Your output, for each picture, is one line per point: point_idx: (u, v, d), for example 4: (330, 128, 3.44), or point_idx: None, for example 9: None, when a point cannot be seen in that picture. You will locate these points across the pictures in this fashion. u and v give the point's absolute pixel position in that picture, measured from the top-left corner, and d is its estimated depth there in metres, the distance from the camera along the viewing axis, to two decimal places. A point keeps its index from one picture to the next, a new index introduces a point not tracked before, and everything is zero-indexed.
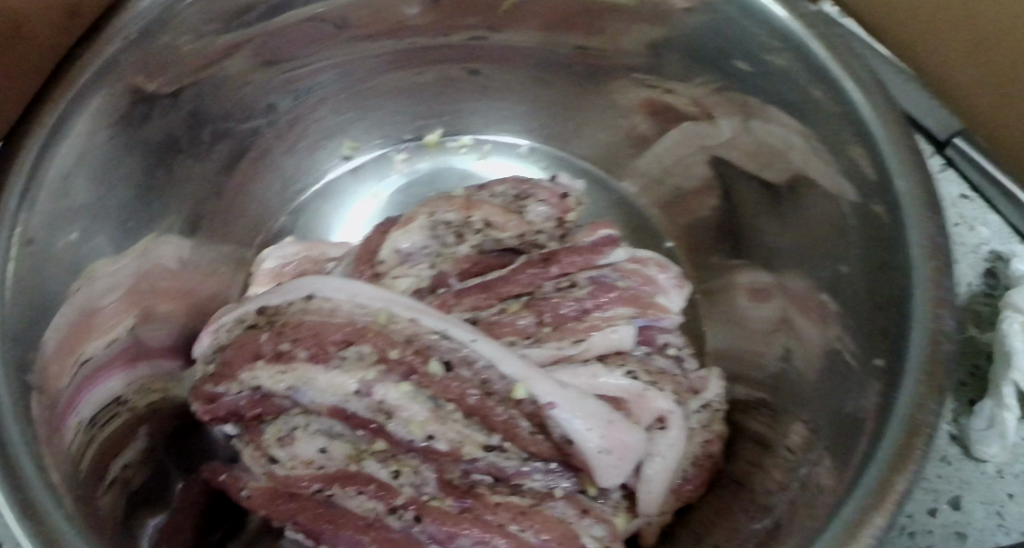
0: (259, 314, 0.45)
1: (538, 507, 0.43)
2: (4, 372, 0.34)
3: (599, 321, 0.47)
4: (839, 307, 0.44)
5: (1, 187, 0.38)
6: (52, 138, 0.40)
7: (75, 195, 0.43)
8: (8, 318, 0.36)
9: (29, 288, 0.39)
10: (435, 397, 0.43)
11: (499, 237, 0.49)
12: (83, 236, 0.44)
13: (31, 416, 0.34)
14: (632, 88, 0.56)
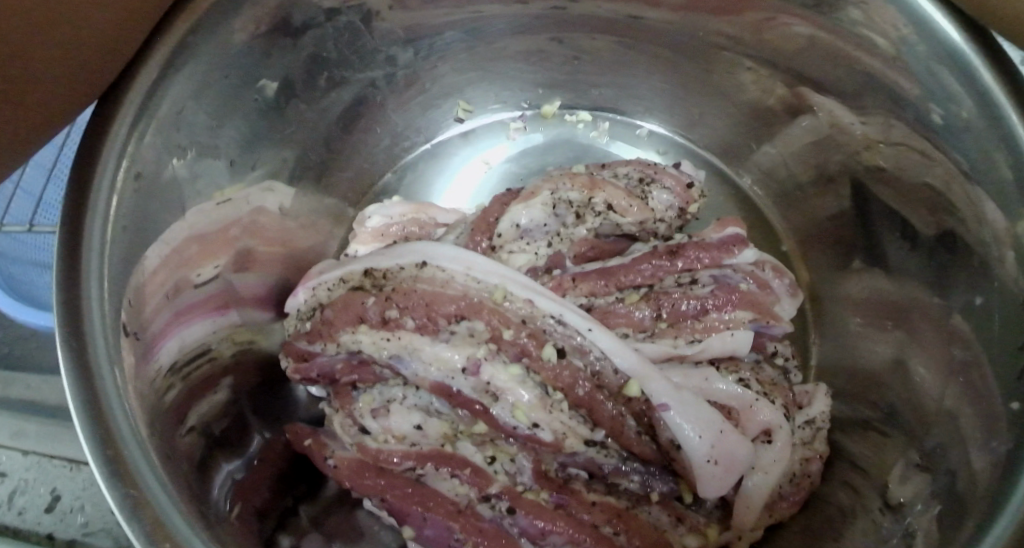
0: (365, 275, 0.43)
1: (633, 511, 0.41)
2: (102, 314, 0.33)
3: (718, 322, 0.43)
4: (966, 337, 0.40)
5: (112, 116, 0.36)
6: (168, 68, 0.38)
7: (187, 131, 0.41)
8: (109, 256, 0.34)
9: (134, 222, 0.37)
10: (544, 384, 0.39)
11: (619, 222, 0.45)
12: (194, 174, 0.42)
13: (122, 358, 0.33)
14: (773, 81, 0.51)
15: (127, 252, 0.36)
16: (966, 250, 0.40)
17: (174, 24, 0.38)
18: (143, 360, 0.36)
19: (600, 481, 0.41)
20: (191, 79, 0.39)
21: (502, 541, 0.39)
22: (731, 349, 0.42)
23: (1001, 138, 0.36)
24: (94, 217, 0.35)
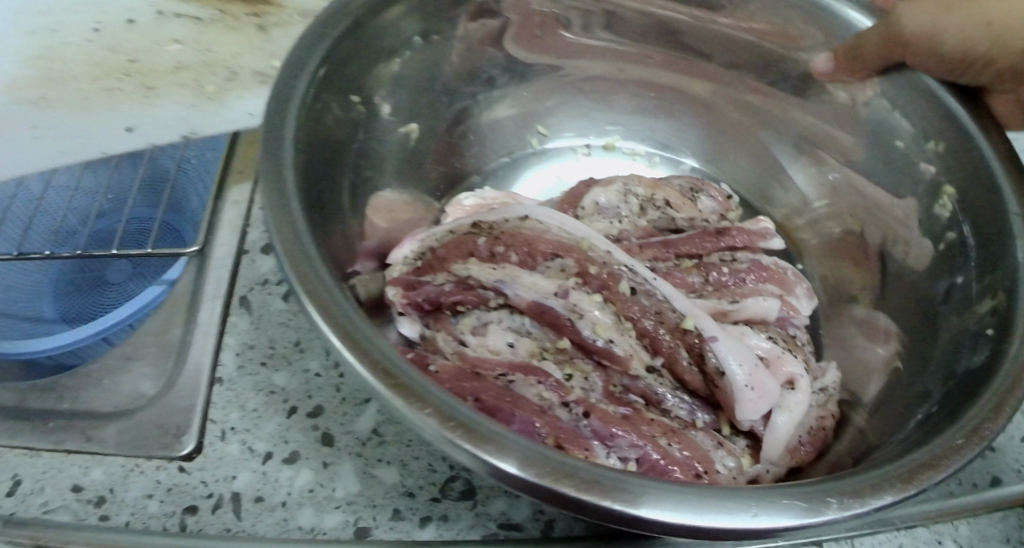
0: (474, 225, 0.54)
1: (684, 431, 0.47)
2: (298, 182, 0.44)
3: (753, 290, 0.55)
4: (943, 310, 0.51)
5: (313, 56, 0.50)
6: (350, 33, 0.53)
7: (352, 91, 0.54)
8: (297, 142, 0.46)
9: (312, 134, 0.48)
10: (617, 312, 0.50)
11: (673, 216, 0.58)
12: (357, 130, 0.55)
13: (311, 216, 0.44)
14: (781, 129, 0.67)
15: (312, 155, 0.48)
16: (951, 246, 0.52)
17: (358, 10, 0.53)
18: (325, 233, 0.46)
19: (655, 407, 0.49)
20: (358, 47, 0.54)
21: (578, 439, 0.45)
22: (763, 311, 0.53)
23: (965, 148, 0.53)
24: (301, 123, 0.47)
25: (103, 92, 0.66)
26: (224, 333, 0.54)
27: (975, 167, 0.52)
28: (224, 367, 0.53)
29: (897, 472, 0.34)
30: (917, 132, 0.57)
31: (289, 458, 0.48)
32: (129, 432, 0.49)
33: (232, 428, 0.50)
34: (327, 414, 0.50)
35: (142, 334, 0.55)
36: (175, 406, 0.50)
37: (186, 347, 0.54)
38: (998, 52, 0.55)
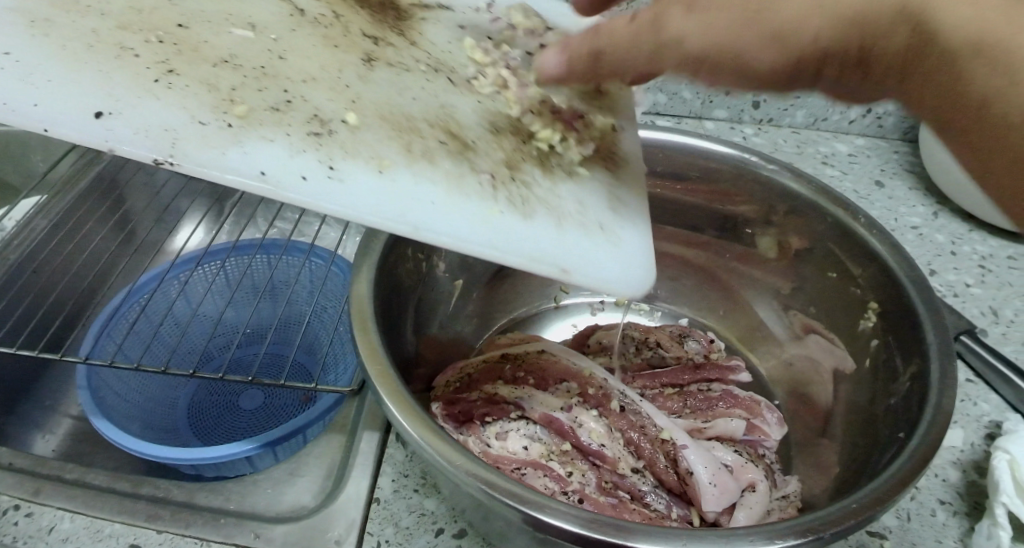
0: (501, 355, 0.70)
1: (662, 519, 0.60)
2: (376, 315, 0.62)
3: (725, 412, 0.68)
4: (893, 425, 0.65)
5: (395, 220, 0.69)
6: None
7: (424, 249, 0.75)
8: (377, 285, 0.64)
9: (391, 282, 0.68)
10: (609, 424, 0.65)
11: (665, 354, 0.73)
12: (425, 276, 0.75)
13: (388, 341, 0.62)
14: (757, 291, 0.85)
15: (388, 290, 0.67)
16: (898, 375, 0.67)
17: None
18: (395, 354, 0.64)
19: (639, 501, 0.61)
20: None
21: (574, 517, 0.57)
22: (730, 427, 0.66)
23: (899, 288, 0.70)
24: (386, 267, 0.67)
25: (196, 125, 0.54)
26: (382, 464, 0.71)
27: (913, 310, 0.68)
28: (382, 489, 0.69)
29: (801, 524, 0.51)
30: (869, 283, 0.74)
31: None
32: (293, 535, 0.66)
33: (386, 541, 0.65)
34: (470, 537, 0.65)
35: (267, 443, 0.74)
36: (332, 514, 0.68)
37: (347, 472, 0.71)
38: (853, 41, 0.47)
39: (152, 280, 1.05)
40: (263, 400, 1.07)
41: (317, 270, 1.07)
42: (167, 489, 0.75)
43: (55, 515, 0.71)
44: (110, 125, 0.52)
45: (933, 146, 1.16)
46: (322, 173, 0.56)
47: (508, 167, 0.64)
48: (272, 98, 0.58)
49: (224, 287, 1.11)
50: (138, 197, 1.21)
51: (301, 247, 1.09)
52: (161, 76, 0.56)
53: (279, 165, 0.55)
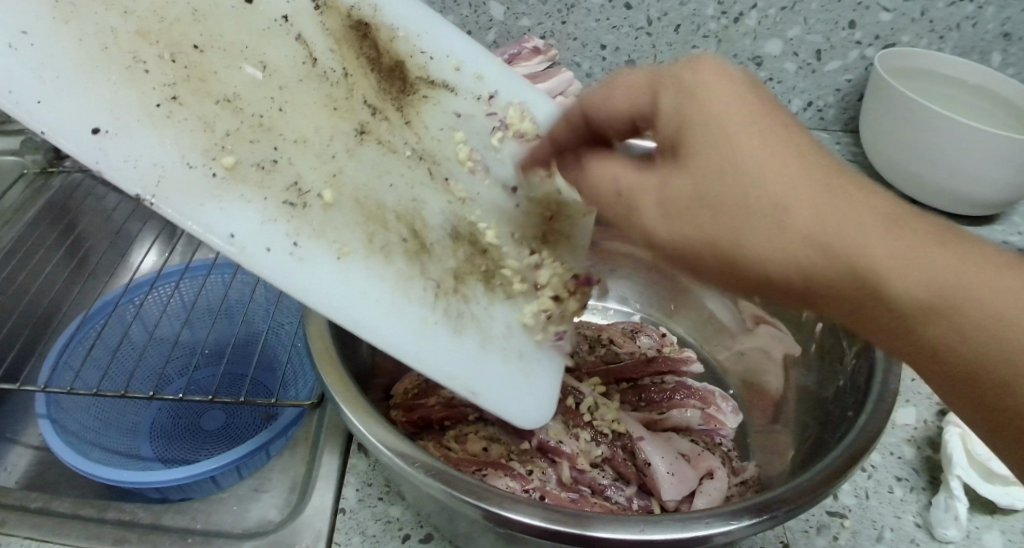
0: None
1: (622, 510, 0.62)
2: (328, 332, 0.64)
3: (680, 403, 0.71)
4: (840, 405, 0.68)
5: None
6: None
7: None
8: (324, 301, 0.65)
9: None
10: (567, 421, 0.68)
11: (618, 351, 0.76)
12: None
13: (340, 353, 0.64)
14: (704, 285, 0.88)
15: None
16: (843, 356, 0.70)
17: None
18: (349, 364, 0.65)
19: (599, 495, 0.63)
20: None
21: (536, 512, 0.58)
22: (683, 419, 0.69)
23: None
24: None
25: (184, 169, 0.54)
26: (345, 474, 0.72)
27: None
28: (347, 499, 0.69)
29: (756, 503, 0.54)
30: None
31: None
32: None
33: None
34: (436, 541, 0.66)
35: (229, 461, 0.74)
36: (299, 527, 0.68)
37: (312, 484, 0.72)
38: (855, 290, 0.47)
39: (106, 306, 1.04)
40: (225, 419, 1.07)
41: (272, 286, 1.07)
42: (130, 513, 0.75)
43: (21, 545, 0.73)
44: (106, 146, 0.52)
45: (874, 135, 1.21)
46: (285, 251, 0.57)
47: (453, 279, 0.65)
48: (261, 153, 0.58)
49: (179, 310, 1.10)
50: (89, 222, 1.21)
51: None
52: (166, 102, 0.55)
53: (248, 233, 0.56)
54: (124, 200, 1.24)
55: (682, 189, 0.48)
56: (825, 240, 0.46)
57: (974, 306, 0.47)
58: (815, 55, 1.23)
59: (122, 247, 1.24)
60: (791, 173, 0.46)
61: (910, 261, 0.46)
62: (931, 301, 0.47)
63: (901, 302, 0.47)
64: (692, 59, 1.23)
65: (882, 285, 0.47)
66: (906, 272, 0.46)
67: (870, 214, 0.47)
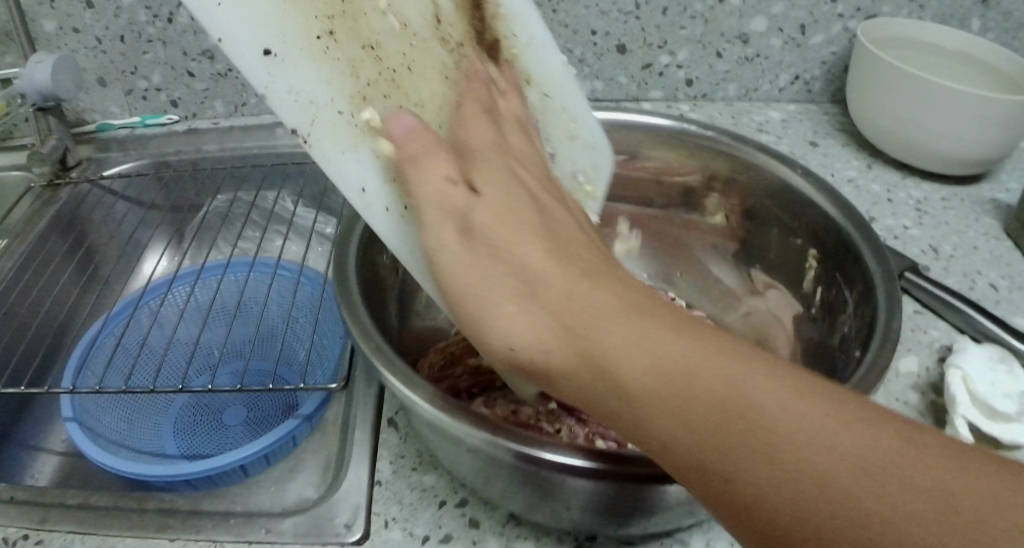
0: None
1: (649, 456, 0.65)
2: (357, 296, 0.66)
3: None
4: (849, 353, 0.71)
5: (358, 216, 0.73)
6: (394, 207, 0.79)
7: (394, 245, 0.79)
8: (350, 274, 0.68)
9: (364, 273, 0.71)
10: None
11: None
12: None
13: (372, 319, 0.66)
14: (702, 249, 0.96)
15: (367, 281, 0.71)
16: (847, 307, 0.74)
17: None
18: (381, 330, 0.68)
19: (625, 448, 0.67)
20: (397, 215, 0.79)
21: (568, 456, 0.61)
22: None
23: (839, 228, 0.77)
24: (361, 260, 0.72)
25: (334, 114, 0.60)
26: (378, 448, 0.74)
27: (853, 244, 0.74)
28: (382, 471, 0.72)
29: None
30: (814, 228, 0.81)
31: (444, 539, 0.66)
32: (302, 525, 0.69)
33: (393, 518, 0.68)
34: (471, 504, 0.69)
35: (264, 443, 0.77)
36: (337, 499, 0.71)
37: (346, 459, 0.74)
38: (720, 456, 0.43)
39: (124, 308, 1.07)
40: (245, 414, 1.09)
41: (288, 285, 1.10)
42: (170, 500, 0.77)
43: (65, 539, 0.75)
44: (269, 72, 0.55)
45: (860, 104, 1.25)
46: (383, 207, 0.63)
47: None
48: (386, 107, 0.63)
49: (196, 312, 1.13)
50: (98, 231, 1.23)
51: (269, 264, 1.12)
52: (325, 37, 0.58)
53: (372, 185, 0.62)
54: (130, 208, 1.26)
55: (539, 315, 0.48)
56: (672, 378, 0.45)
57: (849, 488, 0.40)
58: (799, 29, 1.27)
59: (132, 254, 1.28)
60: (653, 326, 0.47)
61: (800, 436, 0.42)
62: (826, 480, 0.40)
63: (801, 479, 0.41)
64: (681, 40, 1.27)
65: (772, 473, 0.42)
66: (792, 444, 0.42)
67: (730, 369, 0.45)
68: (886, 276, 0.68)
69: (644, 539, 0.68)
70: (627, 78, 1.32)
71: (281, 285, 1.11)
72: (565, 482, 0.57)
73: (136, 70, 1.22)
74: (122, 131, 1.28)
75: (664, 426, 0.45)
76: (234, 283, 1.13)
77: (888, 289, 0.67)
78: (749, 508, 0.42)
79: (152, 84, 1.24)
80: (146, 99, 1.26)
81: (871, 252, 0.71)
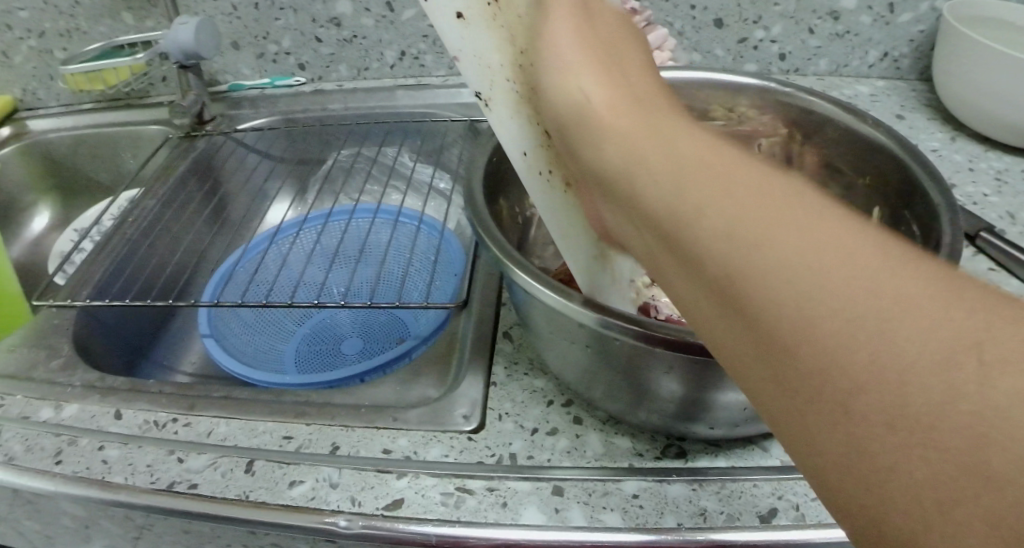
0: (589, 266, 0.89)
1: None
2: (472, 203, 0.79)
3: None
4: None
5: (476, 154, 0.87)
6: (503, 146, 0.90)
7: (499, 180, 0.90)
8: (470, 193, 0.81)
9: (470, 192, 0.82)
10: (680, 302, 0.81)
11: None
12: (520, 219, 0.97)
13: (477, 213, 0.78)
14: None
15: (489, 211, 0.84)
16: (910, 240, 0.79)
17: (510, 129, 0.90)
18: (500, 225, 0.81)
19: None
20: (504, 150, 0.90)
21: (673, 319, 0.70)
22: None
23: (907, 169, 0.81)
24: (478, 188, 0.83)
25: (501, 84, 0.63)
26: (495, 356, 0.85)
27: (917, 182, 0.79)
28: (497, 375, 0.82)
29: None
30: (883, 174, 0.86)
31: (552, 431, 0.75)
32: (424, 415, 0.78)
33: (506, 413, 0.77)
34: (576, 405, 0.78)
35: None
36: (453, 396, 0.80)
37: (462, 366, 0.85)
38: (677, 217, 0.41)
39: (263, 241, 1.32)
40: (360, 345, 1.21)
41: (406, 229, 1.29)
42: (301, 396, 0.89)
43: (211, 422, 0.86)
44: (464, 33, 0.61)
45: (944, 79, 1.27)
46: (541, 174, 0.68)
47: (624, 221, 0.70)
48: None
49: (322, 258, 1.33)
50: (229, 177, 1.41)
51: (390, 213, 1.32)
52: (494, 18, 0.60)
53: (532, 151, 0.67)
54: (263, 162, 1.44)
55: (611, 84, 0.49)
56: (662, 145, 0.44)
57: (850, 309, 0.34)
58: (889, 8, 1.30)
59: (260, 204, 1.45)
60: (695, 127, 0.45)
61: (771, 241, 0.37)
62: (800, 275, 0.36)
63: (755, 253, 0.37)
64: (775, 16, 1.34)
65: (696, 213, 0.40)
66: (766, 242, 0.38)
67: (754, 177, 0.40)
68: (947, 203, 0.72)
69: (730, 445, 0.73)
70: (723, 52, 1.41)
71: (401, 230, 1.29)
72: (651, 368, 0.64)
73: (267, 35, 1.41)
74: (251, 90, 1.48)
75: (648, 183, 0.43)
76: (357, 230, 1.33)
77: (951, 216, 0.71)
78: (704, 276, 0.40)
79: (282, 48, 1.43)
80: (275, 61, 1.45)
81: (933, 187, 0.76)
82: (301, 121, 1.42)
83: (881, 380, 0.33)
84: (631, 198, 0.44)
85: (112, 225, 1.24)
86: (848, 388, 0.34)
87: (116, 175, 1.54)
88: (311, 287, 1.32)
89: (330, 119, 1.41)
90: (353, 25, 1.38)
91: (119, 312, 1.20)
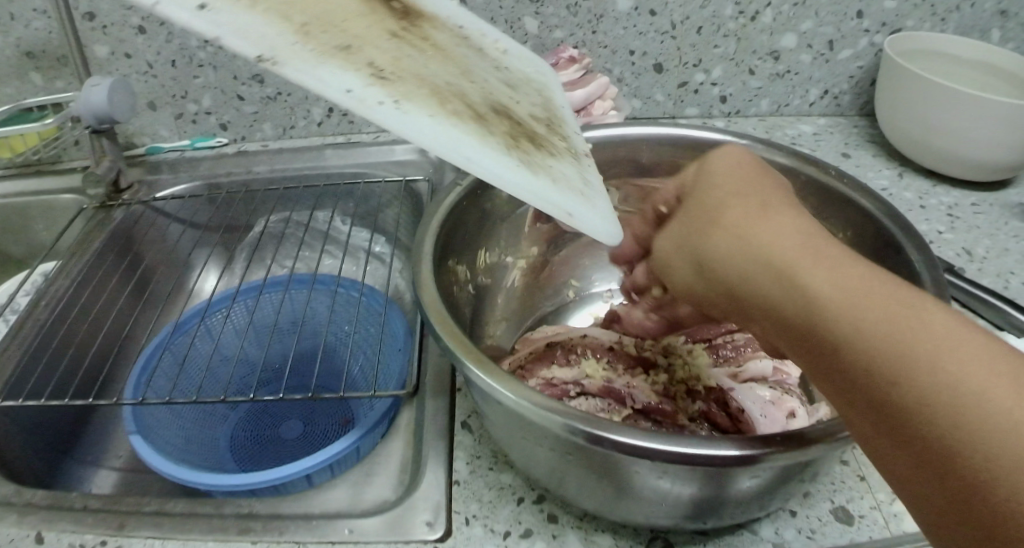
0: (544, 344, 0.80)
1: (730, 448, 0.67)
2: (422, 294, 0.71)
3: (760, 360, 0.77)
4: None
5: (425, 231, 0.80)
6: (457, 220, 0.84)
7: (454, 254, 0.84)
8: (422, 276, 0.74)
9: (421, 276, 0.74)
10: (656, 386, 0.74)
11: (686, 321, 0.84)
12: (472, 289, 0.91)
13: (426, 303, 0.71)
14: None
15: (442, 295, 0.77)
16: None
17: (464, 199, 0.85)
18: None
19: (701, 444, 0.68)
20: (458, 221, 0.84)
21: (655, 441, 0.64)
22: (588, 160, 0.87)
23: (880, 221, 0.80)
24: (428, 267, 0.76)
25: (290, 45, 0.64)
26: (454, 448, 0.79)
27: (894, 234, 0.77)
28: (459, 471, 0.76)
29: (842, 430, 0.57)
30: (850, 224, 0.85)
31: (525, 533, 0.70)
32: (385, 526, 0.71)
33: (473, 516, 0.72)
34: (548, 500, 0.73)
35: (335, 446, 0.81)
36: (417, 501, 0.73)
37: (424, 462, 0.78)
38: (835, 345, 0.50)
39: (192, 320, 1.21)
40: (302, 428, 1.19)
41: (349, 301, 1.21)
42: (247, 505, 0.80)
43: (145, 544, 0.76)
44: (216, 19, 0.61)
45: (888, 115, 1.29)
46: (389, 103, 0.67)
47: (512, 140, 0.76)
48: (335, 41, 0.68)
49: (259, 331, 1.25)
50: (149, 246, 1.32)
51: (330, 281, 1.23)
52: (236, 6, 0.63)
53: (361, 90, 0.66)
54: (186, 230, 1.35)
55: (741, 206, 0.59)
56: (797, 281, 0.52)
57: (976, 414, 0.44)
58: (827, 46, 1.32)
59: (185, 274, 1.37)
60: (831, 257, 0.53)
61: (902, 373, 0.47)
62: (937, 407, 0.45)
63: (927, 383, 0.46)
64: (715, 58, 1.34)
65: (843, 343, 0.50)
66: (892, 376, 0.47)
67: (890, 308, 0.49)
68: (929, 261, 0.70)
69: (718, 533, 0.70)
70: (664, 96, 1.40)
71: (343, 302, 1.22)
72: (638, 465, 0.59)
73: (186, 94, 1.33)
74: (171, 152, 1.39)
75: (802, 313, 0.52)
76: (295, 301, 1.25)
77: (932, 273, 0.69)
78: (844, 384, 0.50)
79: (202, 108, 1.35)
80: (196, 122, 1.37)
81: (912, 242, 0.74)
82: (225, 186, 1.34)
83: (997, 466, 0.43)
84: (788, 325, 0.53)
85: (22, 311, 1.12)
86: (973, 466, 0.44)
87: (29, 250, 1.41)
88: (250, 363, 1.26)
89: (267, 181, 1.34)
90: (279, 81, 1.32)
91: (37, 409, 1.07)
